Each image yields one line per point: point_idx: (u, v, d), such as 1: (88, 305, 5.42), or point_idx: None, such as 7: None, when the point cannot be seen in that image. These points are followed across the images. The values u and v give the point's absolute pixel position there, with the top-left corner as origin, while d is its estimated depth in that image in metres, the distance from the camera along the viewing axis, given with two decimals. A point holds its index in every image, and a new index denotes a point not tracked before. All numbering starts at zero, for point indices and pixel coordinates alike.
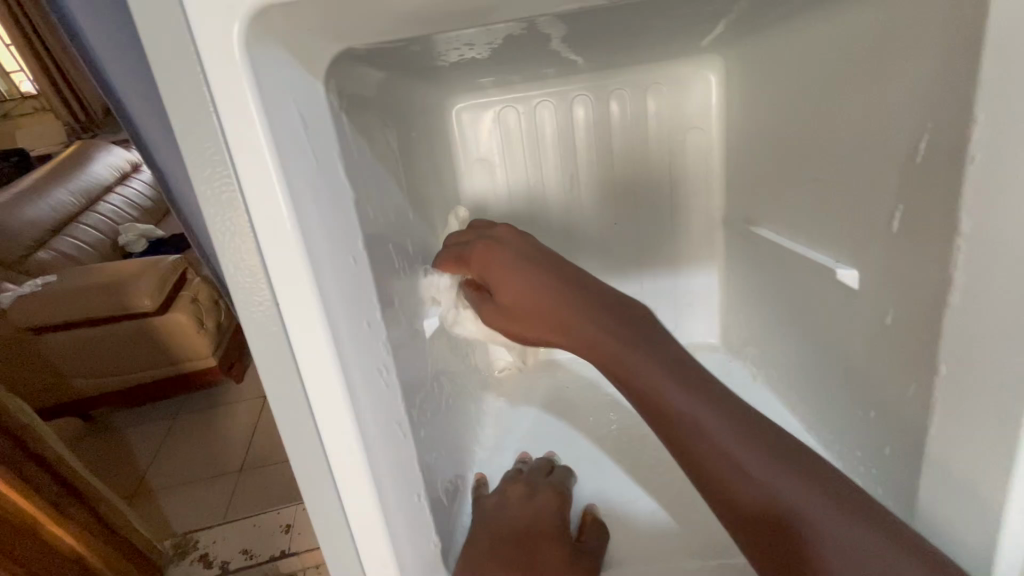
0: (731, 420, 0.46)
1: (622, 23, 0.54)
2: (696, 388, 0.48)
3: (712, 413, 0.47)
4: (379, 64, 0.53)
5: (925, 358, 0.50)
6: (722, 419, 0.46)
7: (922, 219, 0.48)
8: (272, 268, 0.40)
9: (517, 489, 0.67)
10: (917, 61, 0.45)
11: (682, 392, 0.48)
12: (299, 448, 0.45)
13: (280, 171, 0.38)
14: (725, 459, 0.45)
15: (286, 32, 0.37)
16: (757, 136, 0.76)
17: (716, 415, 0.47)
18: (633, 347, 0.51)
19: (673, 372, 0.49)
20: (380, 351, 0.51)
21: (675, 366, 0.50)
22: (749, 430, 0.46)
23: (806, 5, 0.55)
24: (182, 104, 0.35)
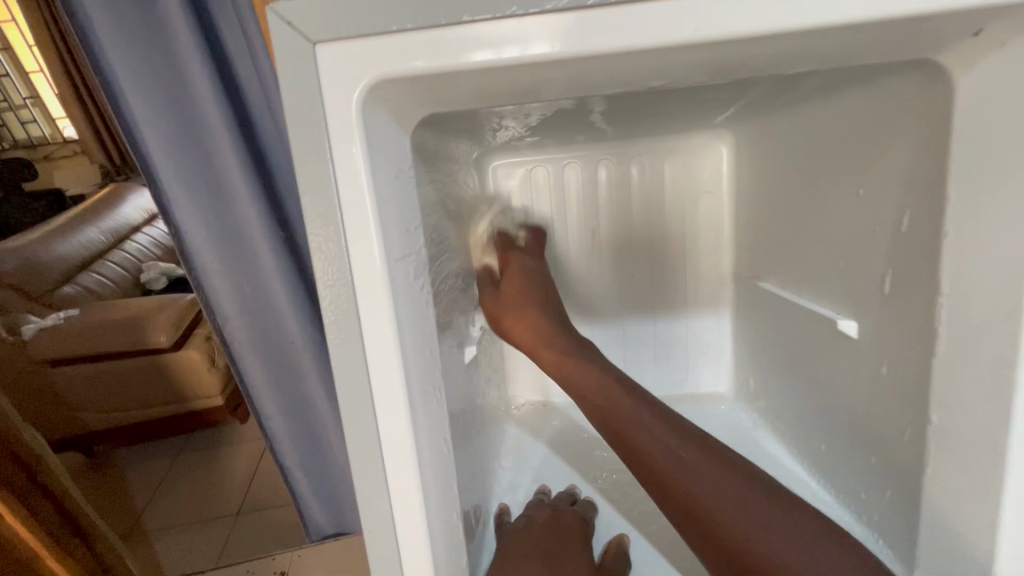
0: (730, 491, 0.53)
1: (650, 106, 0.64)
2: (735, 475, 0.54)
3: (731, 485, 0.53)
4: (447, 127, 0.63)
5: (920, 402, 0.56)
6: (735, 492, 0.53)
7: (907, 278, 0.56)
8: (358, 285, 0.47)
9: (544, 513, 0.72)
10: (899, 145, 0.54)
11: (739, 494, 0.53)
12: (361, 453, 0.50)
13: (374, 206, 0.46)
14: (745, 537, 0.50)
15: (390, 99, 0.47)
16: (766, 200, 0.86)
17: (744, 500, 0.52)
18: (656, 426, 0.57)
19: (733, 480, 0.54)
20: (434, 372, 0.58)
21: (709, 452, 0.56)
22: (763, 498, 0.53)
23: (806, 97, 0.66)
24: (307, 153, 0.44)
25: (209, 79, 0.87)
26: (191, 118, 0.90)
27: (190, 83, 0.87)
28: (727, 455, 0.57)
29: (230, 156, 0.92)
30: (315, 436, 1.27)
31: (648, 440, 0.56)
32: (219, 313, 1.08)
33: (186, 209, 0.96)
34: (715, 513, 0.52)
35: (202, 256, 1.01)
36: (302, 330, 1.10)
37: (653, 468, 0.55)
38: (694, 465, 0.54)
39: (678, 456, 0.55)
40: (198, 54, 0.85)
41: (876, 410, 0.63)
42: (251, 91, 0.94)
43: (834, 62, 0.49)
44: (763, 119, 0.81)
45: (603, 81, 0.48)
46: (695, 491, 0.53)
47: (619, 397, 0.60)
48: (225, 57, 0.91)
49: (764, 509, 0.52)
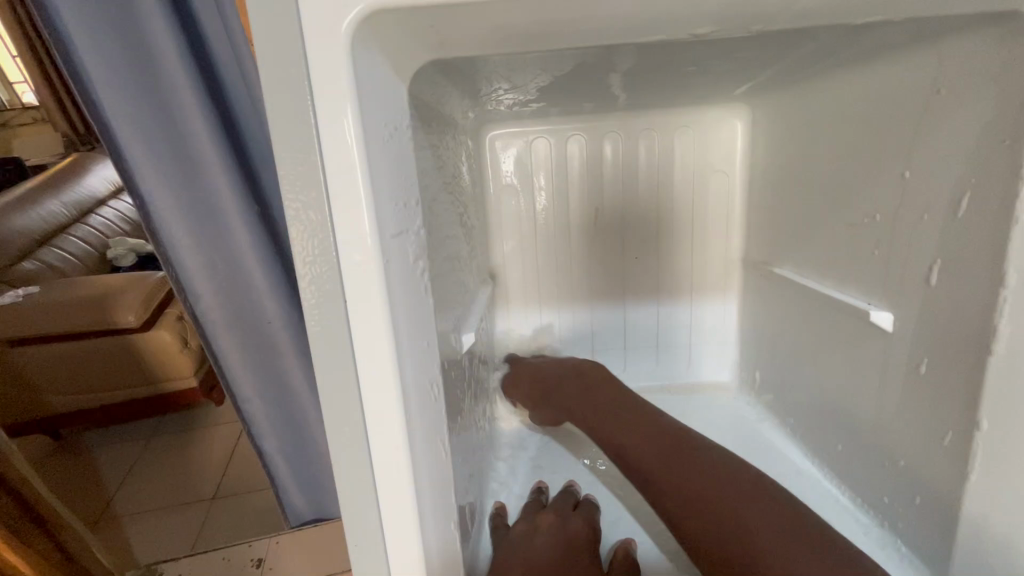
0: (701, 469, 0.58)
1: (679, 63, 0.57)
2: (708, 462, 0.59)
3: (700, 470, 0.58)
4: (449, 82, 0.54)
5: (968, 402, 0.50)
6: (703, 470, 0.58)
7: (959, 268, 0.50)
8: (345, 262, 0.39)
9: (547, 519, 0.66)
10: (965, 114, 0.48)
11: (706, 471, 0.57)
12: (346, 459, 0.43)
13: (366, 167, 0.38)
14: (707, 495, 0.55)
15: (386, 36, 0.38)
16: (788, 179, 0.80)
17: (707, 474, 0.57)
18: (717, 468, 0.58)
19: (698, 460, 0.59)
20: (432, 366, 0.50)
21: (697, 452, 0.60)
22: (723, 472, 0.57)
23: (851, 59, 0.59)
24: (286, 99, 0.36)
25: (169, 28, 0.77)
26: (151, 73, 0.79)
27: (147, 32, 0.76)
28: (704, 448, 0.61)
29: (197, 116, 0.83)
30: (295, 420, 1.19)
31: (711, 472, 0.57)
32: (190, 292, 0.98)
33: (150, 176, 0.85)
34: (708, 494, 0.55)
35: (169, 229, 0.91)
36: (280, 308, 1.02)
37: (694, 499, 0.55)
38: (705, 469, 0.58)
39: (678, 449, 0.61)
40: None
41: (910, 408, 0.58)
42: (216, 42, 0.83)
43: (908, 11, 0.42)
44: (791, 88, 0.74)
45: (641, 24, 0.40)
46: (722, 493, 0.54)
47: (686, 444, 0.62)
48: (186, 3, 0.80)
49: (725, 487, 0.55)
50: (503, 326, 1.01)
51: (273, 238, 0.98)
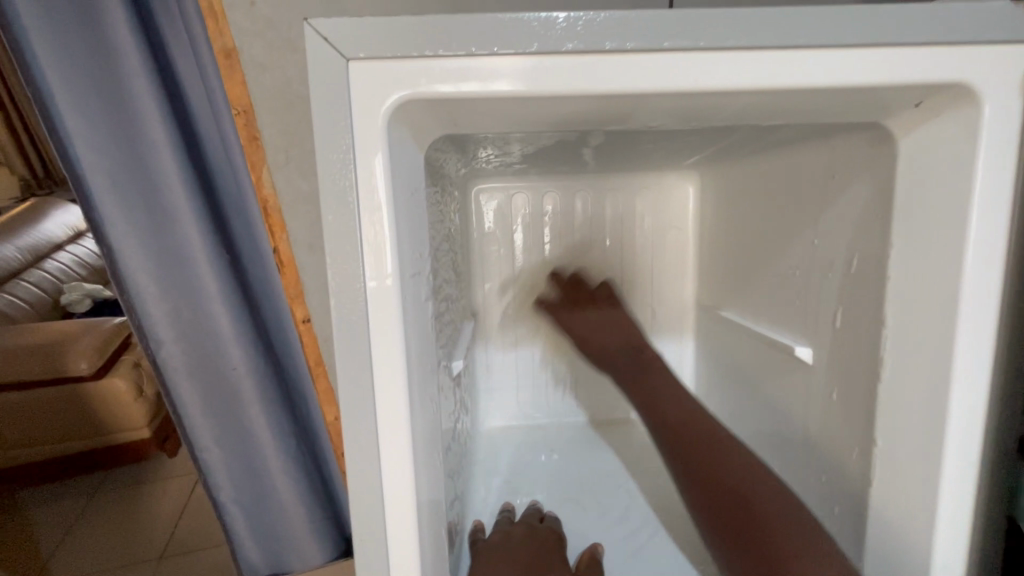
0: (754, 481, 0.67)
1: (631, 144, 0.71)
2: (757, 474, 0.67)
3: (749, 483, 0.66)
4: (452, 149, 0.66)
5: (867, 421, 0.62)
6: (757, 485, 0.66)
7: (855, 310, 0.63)
8: (371, 286, 0.48)
9: (518, 530, 0.73)
10: (853, 191, 0.62)
11: (756, 486, 0.66)
12: (357, 458, 0.50)
13: (392, 213, 0.48)
14: (751, 507, 0.64)
15: (414, 116, 0.50)
16: (729, 237, 0.94)
17: (755, 487, 0.66)
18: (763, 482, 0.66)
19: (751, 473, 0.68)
20: (433, 384, 0.58)
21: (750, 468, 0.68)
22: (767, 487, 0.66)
23: (770, 145, 0.75)
24: (334, 161, 0.47)
25: (153, 96, 0.89)
26: (134, 138, 0.90)
27: (132, 99, 0.88)
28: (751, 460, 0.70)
29: (172, 174, 0.93)
30: (254, 468, 1.20)
31: (759, 489, 0.66)
32: (152, 339, 1.03)
33: (122, 230, 0.94)
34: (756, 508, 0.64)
35: (137, 279, 0.98)
36: (243, 352, 1.08)
37: (744, 512, 0.64)
38: (755, 483, 0.66)
39: (736, 466, 0.69)
40: (145, 74, 0.87)
41: (827, 430, 0.69)
42: (201, 110, 0.95)
43: (801, 118, 0.56)
44: (730, 164, 0.90)
45: (606, 116, 0.53)
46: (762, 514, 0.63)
47: (732, 454, 0.71)
48: (173, 75, 0.93)
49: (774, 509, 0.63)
50: (482, 362, 1.10)
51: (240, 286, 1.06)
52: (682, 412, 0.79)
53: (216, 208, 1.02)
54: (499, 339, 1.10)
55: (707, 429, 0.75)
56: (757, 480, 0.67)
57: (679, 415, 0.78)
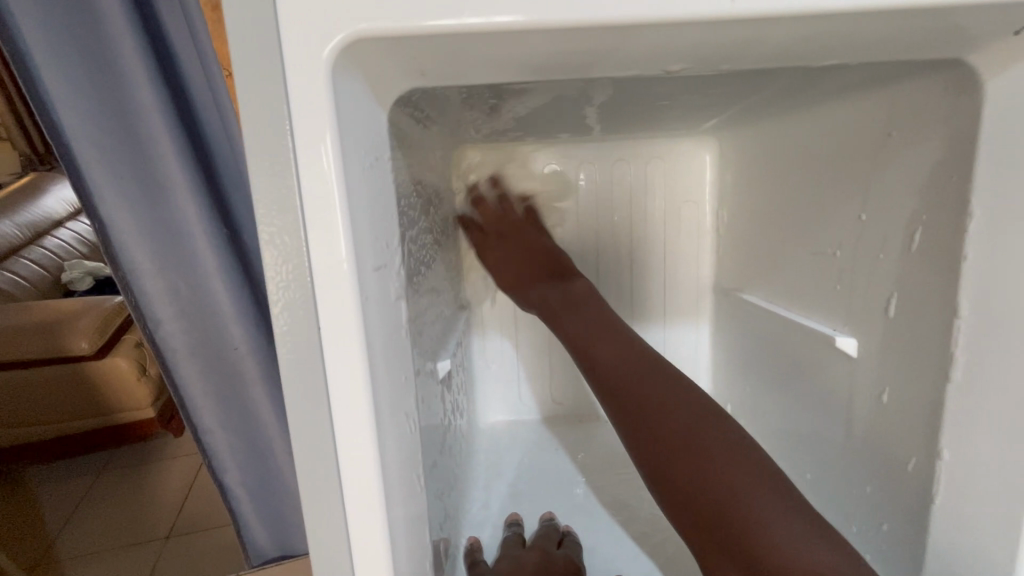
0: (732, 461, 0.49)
1: (647, 99, 0.60)
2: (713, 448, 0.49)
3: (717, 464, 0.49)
4: (429, 111, 0.55)
5: (930, 429, 0.52)
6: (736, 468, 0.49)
7: (917, 299, 0.52)
8: (320, 285, 0.39)
9: (530, 557, 0.65)
10: (919, 153, 0.51)
11: (742, 472, 0.48)
12: (314, 491, 0.42)
13: (344, 191, 0.38)
14: (723, 499, 0.47)
15: (369, 64, 0.39)
16: (755, 209, 0.83)
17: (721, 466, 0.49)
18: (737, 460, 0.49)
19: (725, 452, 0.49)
20: (410, 395, 0.49)
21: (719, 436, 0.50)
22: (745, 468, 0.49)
23: (811, 99, 0.63)
24: (264, 124, 0.36)
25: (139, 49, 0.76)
26: (120, 95, 0.78)
27: (116, 52, 0.76)
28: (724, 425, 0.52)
29: (164, 138, 0.81)
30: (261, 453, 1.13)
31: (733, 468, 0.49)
32: (151, 320, 0.94)
33: (112, 199, 0.82)
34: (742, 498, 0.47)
35: (131, 254, 0.88)
36: (247, 335, 0.99)
37: (708, 499, 0.48)
38: (735, 467, 0.49)
39: (713, 445, 0.49)
40: (128, 24, 0.75)
41: (876, 435, 0.59)
42: (191, 65, 0.83)
43: (860, 60, 0.45)
44: (759, 125, 0.78)
45: (615, 59, 0.42)
46: (736, 507, 0.47)
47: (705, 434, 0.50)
48: (159, 27, 0.80)
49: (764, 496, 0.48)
50: (478, 351, 1.00)
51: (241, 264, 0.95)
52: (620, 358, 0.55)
53: (214, 179, 0.91)
54: (498, 324, 1.00)
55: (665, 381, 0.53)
56: (729, 457, 0.49)
57: (626, 371, 0.54)
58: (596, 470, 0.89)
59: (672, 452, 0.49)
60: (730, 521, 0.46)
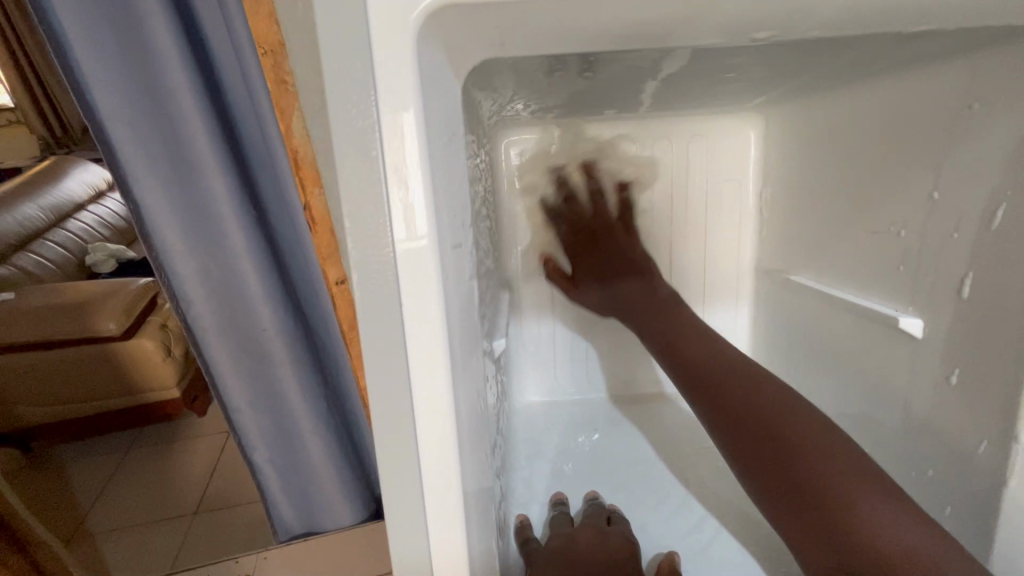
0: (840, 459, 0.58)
1: (712, 72, 0.58)
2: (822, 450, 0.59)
3: (832, 460, 0.58)
4: (489, 85, 0.54)
5: (1008, 411, 0.50)
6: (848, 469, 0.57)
7: (996, 279, 0.51)
8: (402, 259, 0.38)
9: (587, 532, 0.65)
10: (1006, 124, 0.48)
11: (834, 457, 0.59)
12: (393, 470, 0.42)
13: (427, 163, 0.37)
14: (839, 495, 0.55)
15: (450, 32, 0.38)
16: (806, 187, 0.81)
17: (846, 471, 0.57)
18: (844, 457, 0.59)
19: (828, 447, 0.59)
20: (478, 374, 0.49)
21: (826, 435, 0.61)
22: (850, 460, 0.58)
23: (880, 71, 0.60)
24: (349, 94, 0.35)
25: (172, 29, 0.75)
26: (153, 77, 0.78)
27: (148, 31, 0.75)
28: (812, 412, 0.64)
29: (196, 122, 0.81)
30: (287, 432, 1.14)
31: (827, 452, 0.59)
32: (183, 300, 0.94)
33: (145, 181, 0.83)
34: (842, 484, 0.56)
35: (163, 236, 0.88)
36: (275, 315, 1.00)
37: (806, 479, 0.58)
38: (838, 456, 0.59)
39: (811, 433, 0.61)
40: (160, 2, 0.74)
41: (942, 417, 0.58)
42: (221, 50, 0.82)
43: (958, 25, 0.43)
44: (814, 100, 0.76)
45: (700, 28, 0.40)
46: (831, 483, 0.56)
47: (799, 414, 0.63)
48: (189, 6, 0.79)
49: (868, 488, 0.56)
50: (516, 333, 1.00)
51: (267, 249, 0.96)
52: (717, 363, 0.71)
53: (240, 160, 0.91)
54: (535, 306, 0.99)
55: (765, 387, 0.66)
56: (827, 443, 0.60)
57: (716, 365, 0.70)
58: (636, 451, 0.89)
59: (765, 433, 0.62)
60: (827, 490, 0.56)
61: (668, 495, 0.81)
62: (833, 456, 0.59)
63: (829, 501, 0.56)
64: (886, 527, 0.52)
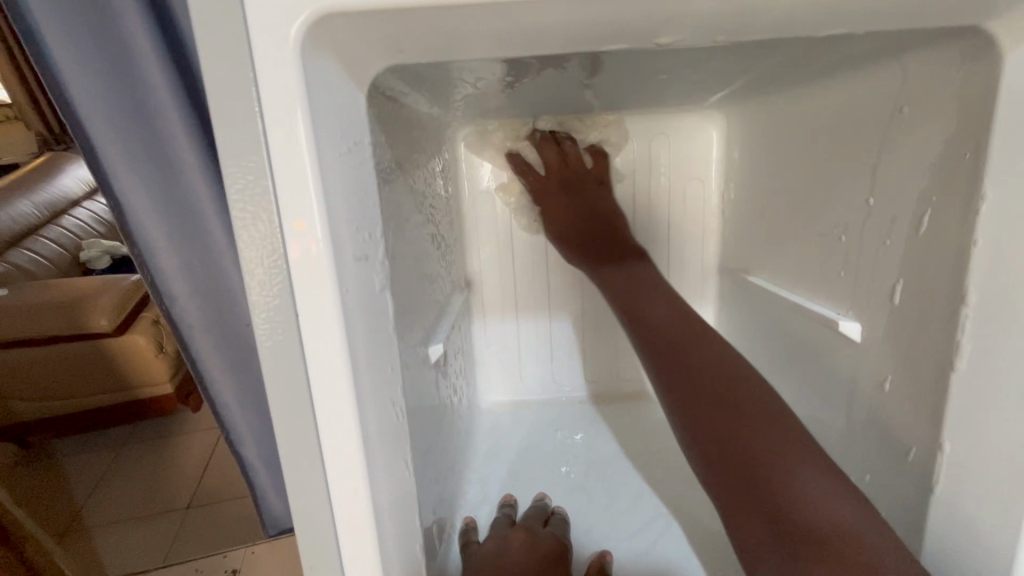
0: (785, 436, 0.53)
1: (647, 71, 0.57)
2: (774, 423, 0.54)
3: (780, 438, 0.53)
4: (417, 89, 0.54)
5: (929, 420, 0.50)
6: (791, 446, 0.53)
7: (922, 283, 0.50)
8: (296, 269, 0.38)
9: (519, 536, 0.65)
10: (933, 126, 0.47)
11: (776, 433, 0.54)
12: (298, 478, 0.42)
13: (318, 173, 0.37)
14: (775, 467, 0.51)
15: (341, 40, 0.37)
16: (762, 186, 0.80)
17: (793, 449, 0.52)
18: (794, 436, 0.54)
19: (776, 423, 0.55)
20: (396, 381, 0.49)
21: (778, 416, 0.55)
22: (792, 435, 0.54)
23: (820, 70, 0.60)
24: (232, 104, 0.35)
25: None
26: (121, 53, 0.65)
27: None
28: (764, 386, 0.59)
29: (174, 106, 0.68)
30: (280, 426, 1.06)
31: (766, 419, 0.55)
32: (167, 298, 0.83)
33: (122, 173, 0.71)
34: (785, 462, 0.51)
35: (144, 232, 0.76)
36: None
37: (742, 454, 0.53)
38: (789, 437, 0.53)
39: (749, 399, 0.57)
40: None
41: (877, 422, 0.58)
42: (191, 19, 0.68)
43: (869, 27, 0.42)
44: (766, 100, 0.75)
45: (600, 31, 0.39)
46: (765, 456, 0.52)
47: (747, 384, 0.58)
48: None
49: (809, 470, 0.51)
50: (479, 332, 1.00)
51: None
52: (675, 321, 0.67)
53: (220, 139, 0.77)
54: (499, 305, 0.99)
55: (711, 347, 0.62)
56: (773, 416, 0.55)
57: (683, 346, 0.62)
58: (594, 451, 0.89)
59: (727, 437, 0.54)
60: (762, 463, 0.51)
61: (620, 496, 0.81)
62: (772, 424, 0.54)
63: (766, 475, 0.51)
64: (825, 501, 0.49)
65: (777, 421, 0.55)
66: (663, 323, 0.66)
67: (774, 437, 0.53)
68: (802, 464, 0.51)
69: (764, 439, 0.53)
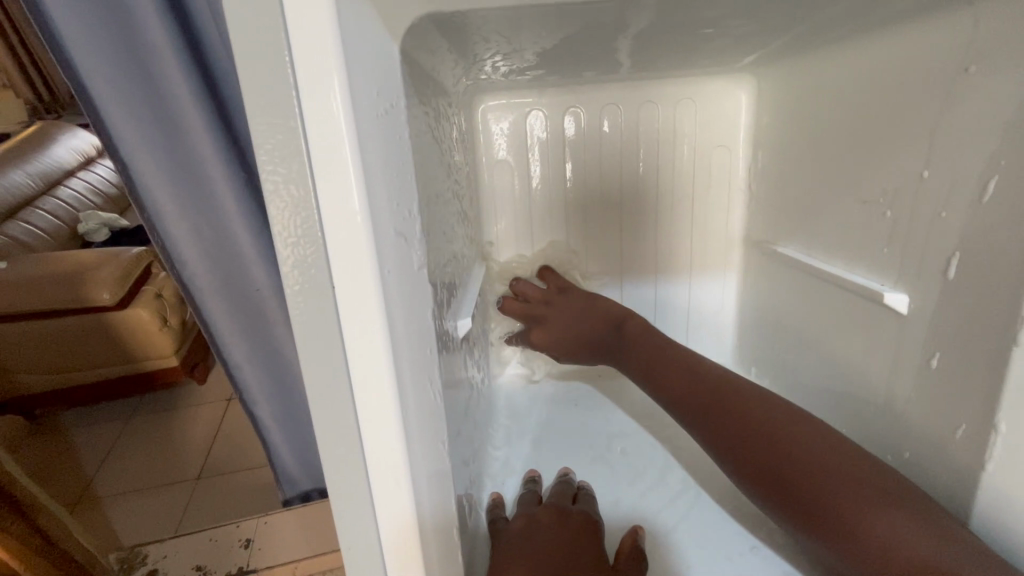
0: (841, 472, 0.51)
1: (693, 22, 0.53)
2: (833, 461, 0.52)
3: (833, 472, 0.51)
4: (443, 44, 0.50)
5: (984, 397, 0.47)
6: (849, 480, 0.50)
7: (983, 253, 0.47)
8: (332, 240, 0.35)
9: (547, 514, 0.64)
10: (1006, 83, 0.44)
11: (837, 475, 0.50)
12: (334, 460, 0.40)
13: (353, 135, 0.34)
14: (845, 510, 0.48)
15: None
16: (796, 152, 0.76)
17: (865, 493, 0.49)
18: (850, 464, 0.51)
19: (831, 459, 0.52)
20: (431, 359, 0.46)
21: (837, 450, 0.53)
22: (855, 471, 0.50)
23: (874, 23, 0.56)
24: (257, 54, 0.31)
25: None
26: (124, 20, 0.65)
27: None
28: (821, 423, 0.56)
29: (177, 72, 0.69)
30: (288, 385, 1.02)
31: (802, 449, 0.53)
32: (177, 260, 0.83)
33: (129, 136, 0.71)
34: (855, 510, 0.48)
35: (153, 194, 0.76)
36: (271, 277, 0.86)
37: (806, 504, 0.51)
38: (841, 467, 0.51)
39: (792, 432, 0.55)
40: None
41: (921, 398, 0.56)
42: None
43: None
44: (808, 59, 0.70)
45: None
46: (853, 508, 0.48)
47: (790, 429, 0.55)
48: None
49: (880, 501, 0.48)
50: (496, 305, 0.98)
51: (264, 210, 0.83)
52: (692, 387, 0.64)
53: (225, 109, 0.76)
54: (517, 277, 0.96)
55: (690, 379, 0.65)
56: (827, 447, 0.53)
57: (715, 399, 0.61)
58: (615, 427, 0.88)
59: (788, 486, 0.53)
60: (826, 500, 0.50)
61: (644, 471, 0.80)
62: (822, 456, 0.52)
63: (834, 516, 0.49)
64: (897, 526, 0.46)
65: (825, 456, 0.52)
66: (677, 398, 0.65)
67: (828, 481, 0.50)
68: (866, 493, 0.49)
69: (825, 487, 0.50)
